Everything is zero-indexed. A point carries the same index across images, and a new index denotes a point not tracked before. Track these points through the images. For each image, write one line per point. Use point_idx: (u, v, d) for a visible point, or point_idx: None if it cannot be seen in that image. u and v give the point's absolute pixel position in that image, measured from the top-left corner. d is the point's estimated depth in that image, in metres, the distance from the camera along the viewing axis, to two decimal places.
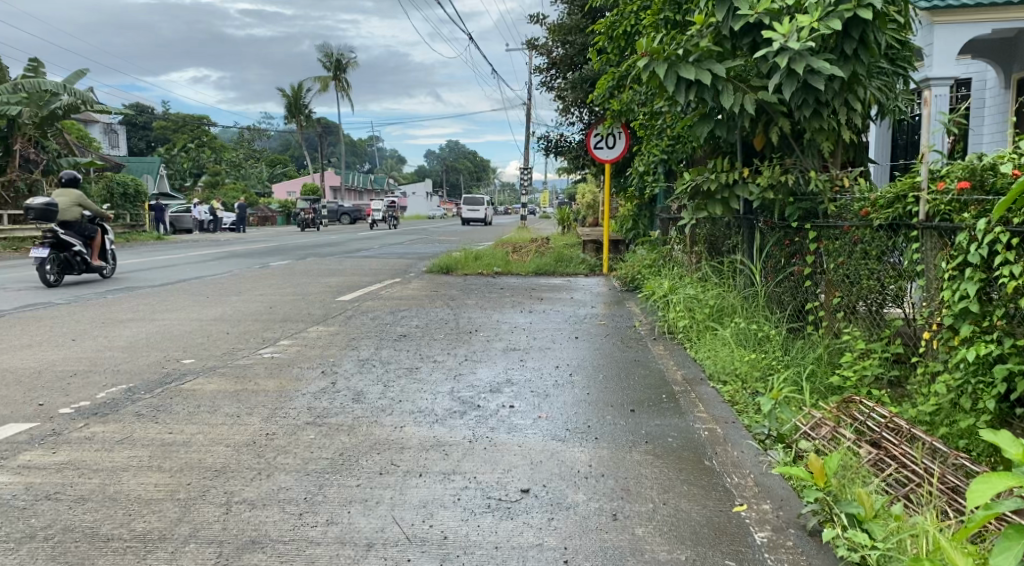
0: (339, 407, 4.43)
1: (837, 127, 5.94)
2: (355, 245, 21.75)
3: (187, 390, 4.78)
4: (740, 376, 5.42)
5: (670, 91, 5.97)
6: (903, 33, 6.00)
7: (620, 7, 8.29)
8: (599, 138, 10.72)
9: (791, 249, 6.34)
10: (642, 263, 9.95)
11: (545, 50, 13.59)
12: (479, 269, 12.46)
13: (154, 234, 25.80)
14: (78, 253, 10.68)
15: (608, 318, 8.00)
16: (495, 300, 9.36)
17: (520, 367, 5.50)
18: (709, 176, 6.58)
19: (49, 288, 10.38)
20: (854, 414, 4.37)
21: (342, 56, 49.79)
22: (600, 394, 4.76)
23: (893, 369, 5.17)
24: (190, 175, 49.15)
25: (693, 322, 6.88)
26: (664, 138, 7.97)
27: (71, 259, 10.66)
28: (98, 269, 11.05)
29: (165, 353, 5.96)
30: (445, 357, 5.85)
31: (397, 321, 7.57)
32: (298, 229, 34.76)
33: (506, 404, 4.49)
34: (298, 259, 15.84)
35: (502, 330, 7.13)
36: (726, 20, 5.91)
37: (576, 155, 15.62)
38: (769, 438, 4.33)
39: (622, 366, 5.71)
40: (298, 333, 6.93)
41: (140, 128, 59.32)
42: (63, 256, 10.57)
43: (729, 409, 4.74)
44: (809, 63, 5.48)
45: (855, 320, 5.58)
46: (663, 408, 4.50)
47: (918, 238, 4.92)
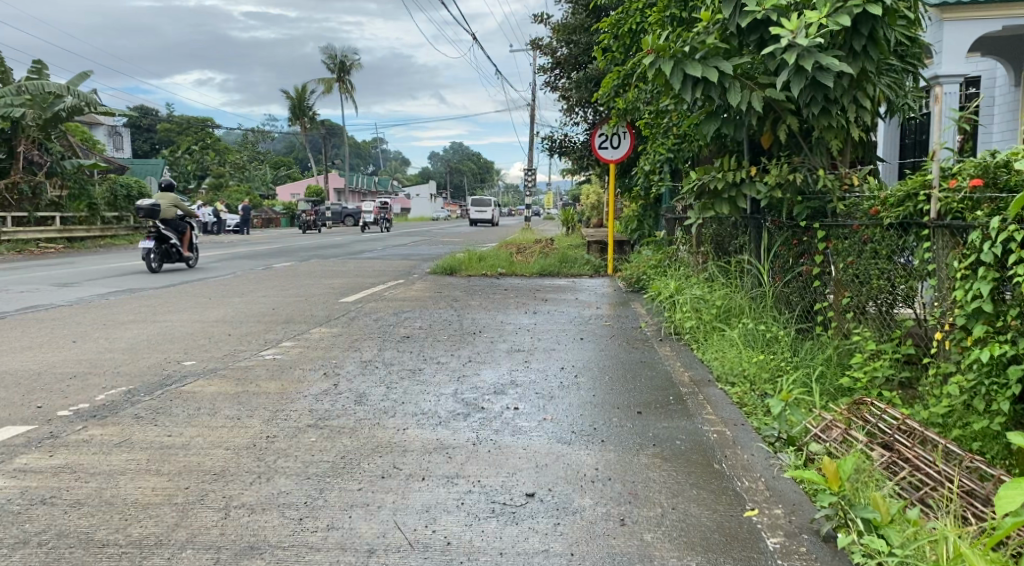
0: (341, 410, 4.36)
1: (846, 124, 5.86)
2: (359, 246, 21.69)
3: (187, 392, 4.72)
4: (749, 378, 5.34)
5: (677, 89, 5.89)
6: (913, 29, 5.92)
7: (626, 5, 8.22)
8: (603, 137, 10.65)
9: (800, 248, 6.26)
10: (648, 263, 9.87)
11: (549, 50, 13.53)
12: (483, 270, 12.39)
13: None
14: (174, 247, 13.24)
15: (613, 319, 7.93)
16: (499, 301, 9.29)
17: (524, 369, 5.42)
18: (716, 175, 6.51)
19: (151, 273, 12.91)
20: (865, 416, 4.29)
21: (346, 58, 49.82)
22: (606, 395, 4.69)
23: (904, 370, 5.08)
24: (195, 177, 49.21)
25: (700, 323, 6.80)
26: (670, 136, 7.89)
27: (168, 250, 13.21)
28: (188, 259, 13.66)
29: (166, 354, 5.90)
30: (449, 359, 5.78)
31: (400, 322, 7.50)
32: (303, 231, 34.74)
33: (510, 406, 4.42)
34: (301, 261, 15.78)
35: (506, 331, 7.05)
36: (733, 16, 5.84)
37: (580, 156, 15.55)
38: (779, 440, 4.25)
39: (628, 367, 5.64)
40: (300, 334, 6.87)
41: (145, 130, 59.44)
42: (162, 247, 13.16)
43: (738, 411, 4.66)
44: (818, 60, 5.40)
45: (864, 320, 5.50)
46: (670, 410, 4.43)
47: (929, 237, 4.83)
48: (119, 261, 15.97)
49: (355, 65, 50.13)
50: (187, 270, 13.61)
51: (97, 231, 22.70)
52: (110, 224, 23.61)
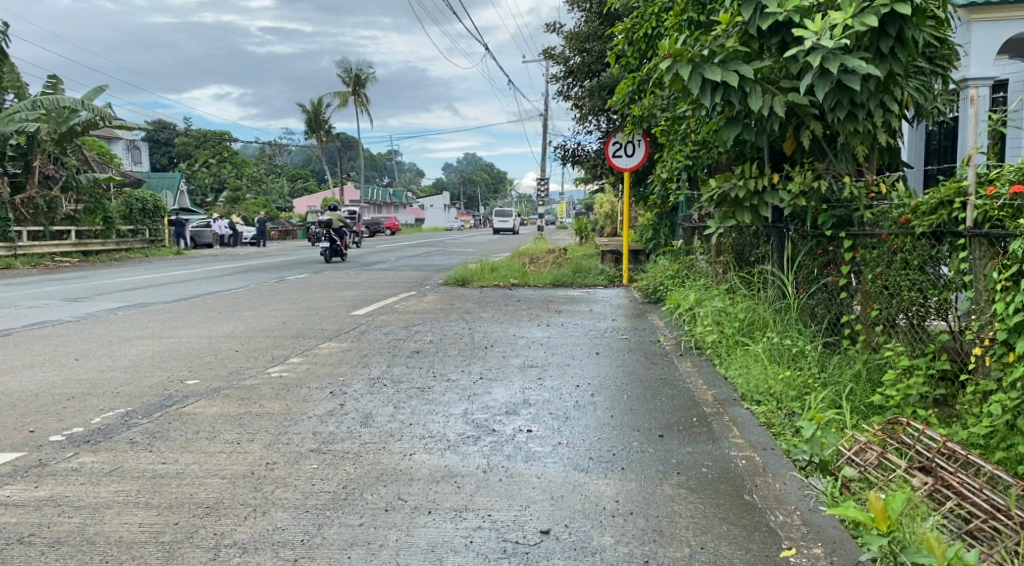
0: (345, 433, 4.15)
1: (873, 129, 5.59)
2: (372, 256, 21.61)
3: (187, 414, 4.53)
4: (775, 396, 5.09)
5: (695, 93, 5.67)
6: (942, 30, 5.66)
7: (641, 9, 8.01)
8: (618, 146, 10.43)
9: (825, 259, 6.00)
10: (665, 273, 9.63)
11: (562, 58, 13.35)
12: (495, 282, 12.18)
13: (173, 248, 25.82)
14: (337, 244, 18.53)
15: (630, 332, 7.68)
16: (511, 313, 9.07)
17: (537, 387, 5.18)
18: (736, 183, 6.26)
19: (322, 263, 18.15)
20: (901, 437, 4.02)
21: (360, 70, 49.97)
22: (624, 417, 4.45)
23: (939, 388, 4.82)
24: (211, 190, 49.45)
25: (722, 337, 6.54)
26: (688, 143, 7.65)
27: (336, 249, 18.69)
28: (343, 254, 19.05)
29: (169, 373, 5.72)
30: (459, 376, 5.54)
31: (411, 337, 7.30)
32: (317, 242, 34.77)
33: (523, 429, 4.19)
34: (314, 272, 15.67)
35: (519, 345, 6.82)
36: (752, 19, 5.61)
37: (594, 165, 15.33)
38: (810, 464, 3.99)
39: (648, 385, 5.39)
40: (308, 350, 6.67)
41: (162, 144, 59.90)
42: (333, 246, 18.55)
43: (765, 432, 4.41)
44: (843, 62, 5.15)
45: (894, 334, 5.24)
46: (694, 433, 4.18)
47: (965, 247, 4.58)
48: (131, 274, 15.91)
49: (369, 77, 50.27)
50: (210, 281, 13.83)
51: (113, 243, 22.75)
52: (125, 237, 23.65)
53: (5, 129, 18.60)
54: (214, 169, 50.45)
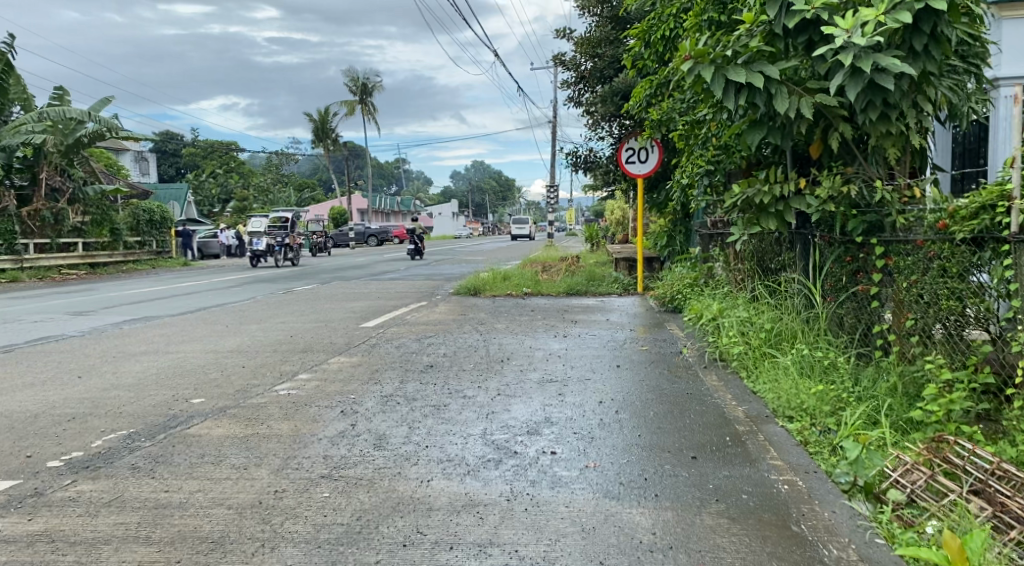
0: (358, 456, 3.92)
1: (906, 131, 5.36)
2: (381, 266, 21.42)
3: (192, 436, 4.32)
4: (808, 412, 4.84)
5: (719, 95, 5.46)
6: (976, 27, 5.40)
7: (658, 10, 7.85)
8: (631, 151, 10.21)
9: (854, 266, 5.73)
10: (683, 281, 9.39)
11: (573, 64, 13.15)
12: (507, 291, 11.97)
13: (181, 260, 25.75)
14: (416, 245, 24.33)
15: (650, 343, 7.44)
16: (526, 324, 8.84)
17: (558, 404, 4.94)
18: (761, 188, 6.02)
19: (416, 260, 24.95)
20: (949, 456, 3.77)
21: (367, 80, 49.94)
22: (653, 436, 4.22)
23: (982, 402, 4.56)
24: (219, 201, 49.50)
25: (748, 349, 6.29)
26: (709, 147, 7.43)
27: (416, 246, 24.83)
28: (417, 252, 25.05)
29: (174, 391, 5.51)
30: (476, 392, 5.31)
31: (424, 350, 7.08)
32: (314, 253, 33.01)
33: (547, 450, 3.96)
34: (323, 283, 15.50)
35: (537, 358, 6.58)
36: (778, 17, 5.40)
37: (606, 171, 15.09)
38: (853, 487, 3.77)
39: (674, 400, 5.15)
40: (318, 366, 6.45)
41: (171, 155, 60.11)
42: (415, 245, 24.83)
43: (803, 453, 4.17)
44: (876, 60, 4.92)
45: (932, 345, 4.93)
46: (729, 454, 3.94)
47: (1011, 253, 4.37)
48: (138, 287, 15.77)
49: (377, 86, 50.28)
50: (218, 293, 13.66)
51: (121, 255, 22.67)
52: (132, 249, 23.60)
53: (11, 141, 18.54)
54: (222, 179, 50.54)
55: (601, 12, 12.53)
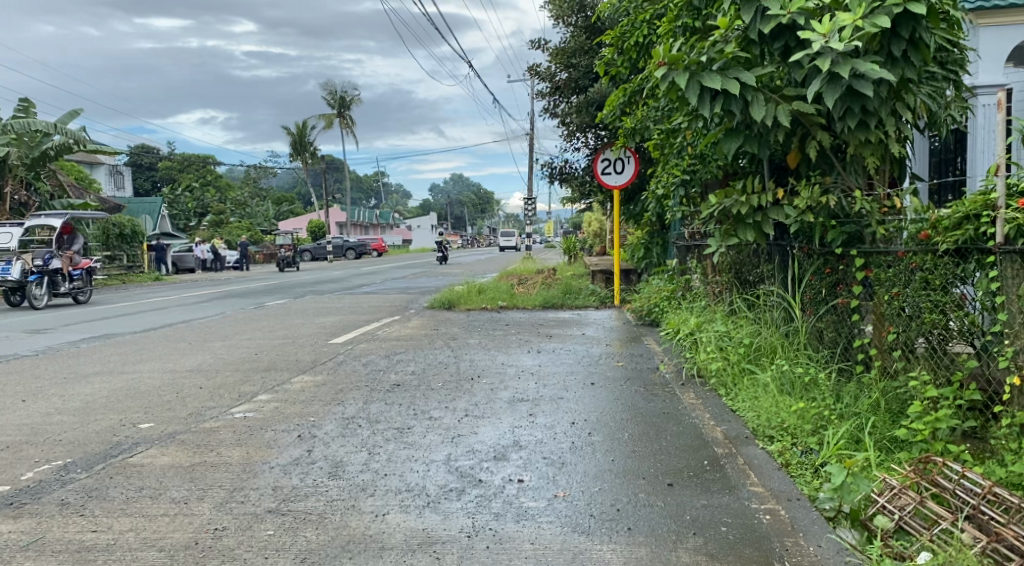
0: (310, 488, 3.67)
1: (885, 139, 5.16)
2: (357, 279, 21.08)
3: (133, 466, 4.03)
4: (789, 432, 4.62)
5: (694, 103, 5.27)
6: (955, 33, 5.26)
7: (631, 16, 7.72)
8: (606, 162, 10.03)
9: (833, 278, 5.54)
10: (659, 294, 9.19)
11: (548, 74, 12.96)
12: (482, 304, 11.73)
13: (152, 274, 25.23)
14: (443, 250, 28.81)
15: (627, 359, 7.22)
16: (499, 339, 8.59)
17: (528, 425, 4.68)
18: (738, 199, 5.84)
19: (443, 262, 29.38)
20: (937, 480, 3.60)
21: (345, 93, 49.66)
22: (628, 461, 3.98)
23: (968, 420, 4.37)
24: (195, 214, 48.81)
25: (726, 365, 6.07)
26: (685, 156, 7.24)
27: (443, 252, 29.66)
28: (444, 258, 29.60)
29: (123, 416, 5.19)
30: (443, 414, 5.04)
31: (392, 368, 6.79)
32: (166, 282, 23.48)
33: (514, 478, 3.71)
34: (295, 297, 15.14)
35: (508, 376, 6.31)
36: (753, 22, 5.24)
37: (583, 183, 14.92)
38: (839, 513, 3.58)
39: (650, 421, 4.92)
40: (279, 386, 6.13)
41: (145, 168, 59.30)
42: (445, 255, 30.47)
43: (785, 477, 3.94)
44: (854, 66, 4.76)
45: (915, 361, 4.76)
46: (707, 480, 3.72)
47: (996, 264, 4.20)
48: (105, 303, 15.33)
49: (354, 99, 50.00)
50: (185, 309, 13.25)
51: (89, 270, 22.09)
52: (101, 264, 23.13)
53: None
54: (197, 193, 49.82)
55: (576, 22, 12.43)
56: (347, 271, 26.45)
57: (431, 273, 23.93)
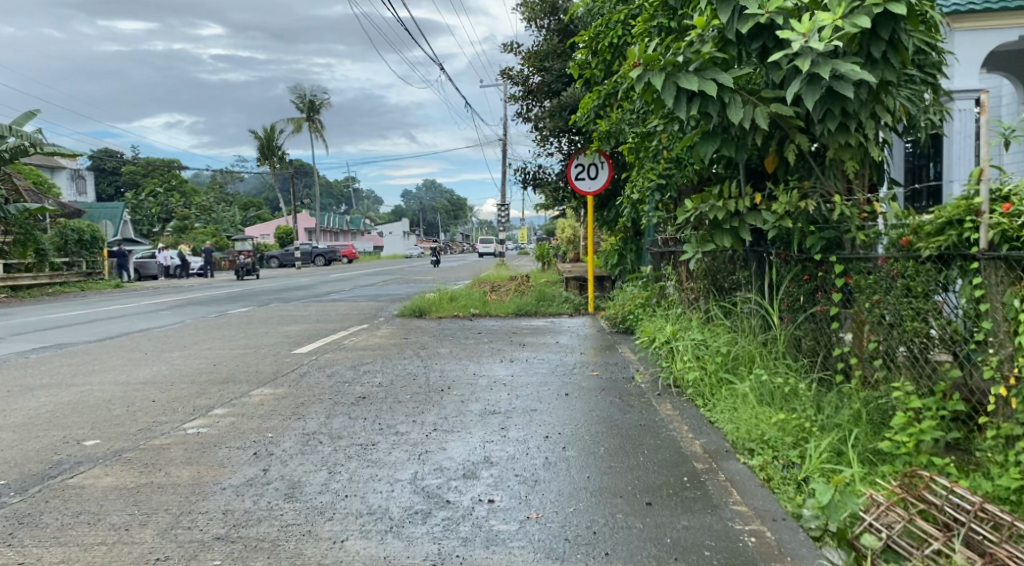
0: (264, 511, 3.41)
1: (864, 142, 5.04)
2: (325, 286, 20.68)
3: (71, 489, 3.74)
4: (769, 444, 4.45)
5: (670, 104, 5.12)
6: (933, 35, 5.16)
7: (605, 17, 7.59)
8: (579, 167, 9.87)
9: (812, 285, 5.40)
10: (634, 301, 9.04)
11: (520, 78, 12.80)
12: (454, 312, 11.49)
13: (114, 281, 24.59)
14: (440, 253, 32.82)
15: (601, 368, 7.04)
16: (471, 347, 8.36)
17: (500, 440, 4.46)
18: (714, 204, 5.68)
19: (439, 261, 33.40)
20: (925, 496, 3.45)
21: (315, 97, 49.11)
22: (604, 479, 3.77)
23: (952, 431, 4.23)
24: (161, 220, 47.92)
25: (704, 374, 5.90)
26: (660, 161, 7.09)
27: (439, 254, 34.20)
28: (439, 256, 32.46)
29: (67, 432, 4.88)
30: (410, 428, 4.80)
31: (358, 379, 6.52)
32: (127, 289, 22.74)
33: (484, 499, 3.48)
34: (260, 305, 14.74)
35: (480, 387, 6.08)
36: (730, 22, 5.11)
37: (556, 189, 14.75)
38: (825, 533, 3.40)
39: (627, 434, 4.72)
40: (237, 399, 5.83)
41: (109, 173, 58.14)
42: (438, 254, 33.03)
43: (768, 495, 3.75)
44: (834, 66, 4.62)
45: (896, 370, 4.63)
46: (687, 498, 3.54)
47: (979, 270, 4.08)
48: (61, 311, 14.82)
49: (325, 104, 49.48)
50: (144, 317, 12.80)
51: (46, 277, 21.44)
52: (60, 270, 22.48)
53: None
54: (162, 198, 48.85)
55: (549, 24, 12.33)
56: (316, 278, 26.09)
57: (402, 280, 23.66)
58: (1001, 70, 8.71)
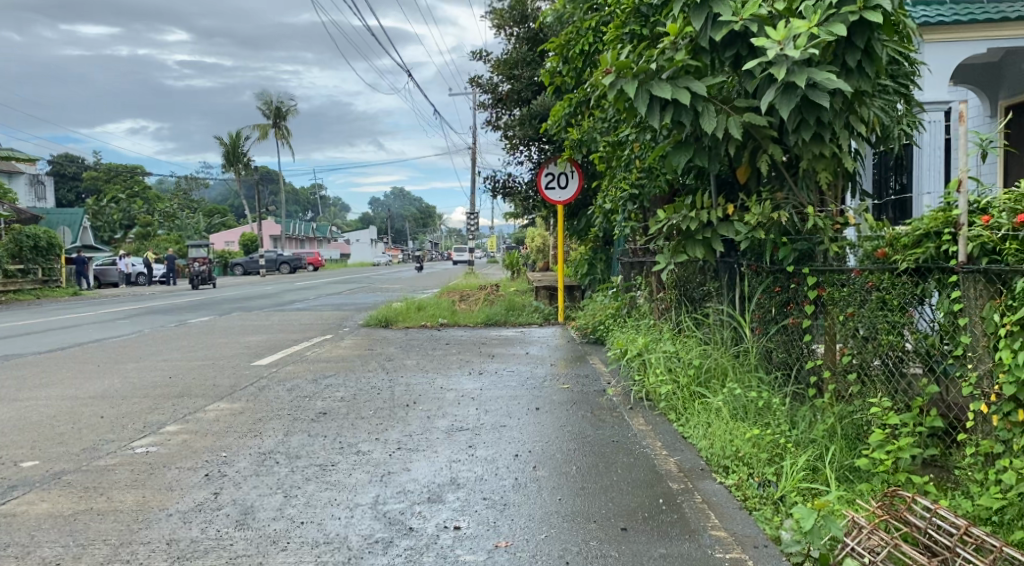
0: (213, 540, 3.17)
1: (838, 153, 4.94)
2: (290, 295, 20.27)
3: (2, 517, 3.46)
4: (744, 461, 4.30)
5: (642, 112, 4.98)
6: (907, 44, 5.10)
7: (577, 23, 7.48)
8: (550, 176, 9.71)
9: (784, 297, 5.26)
10: (605, 311, 8.89)
11: (490, 86, 12.66)
12: (421, 321, 11.25)
13: (71, 289, 23.86)
14: None
15: (571, 381, 6.86)
16: (438, 359, 8.14)
17: (467, 460, 4.26)
18: (687, 214, 5.54)
19: None
20: (907, 518, 3.35)
21: (281, 103, 48.53)
22: (576, 501, 3.62)
23: (929, 447, 4.12)
24: (121, 226, 46.86)
25: (675, 388, 5.75)
26: (632, 170, 6.97)
27: None
28: None
29: (4, 453, 4.56)
30: (373, 447, 4.57)
31: (319, 393, 6.26)
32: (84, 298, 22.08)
33: (449, 526, 3.30)
34: (222, 314, 14.32)
35: (447, 402, 5.87)
36: (704, 29, 5.00)
37: (526, 198, 14.61)
38: (807, 559, 3.25)
39: (598, 452, 4.54)
40: (190, 416, 5.53)
41: (69, 178, 56.78)
42: None
43: (747, 519, 3.61)
44: (810, 75, 4.51)
45: (869, 385, 4.51)
46: (664, 524, 3.42)
47: (957, 284, 3.98)
48: (11, 319, 14.24)
49: (292, 111, 48.89)
50: (99, 327, 12.34)
51: None
52: (13, 278, 21.77)
53: None
54: (124, 204, 47.75)
55: (518, 33, 12.13)
56: (281, 286, 25.63)
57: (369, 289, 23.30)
58: (970, 83, 8.81)
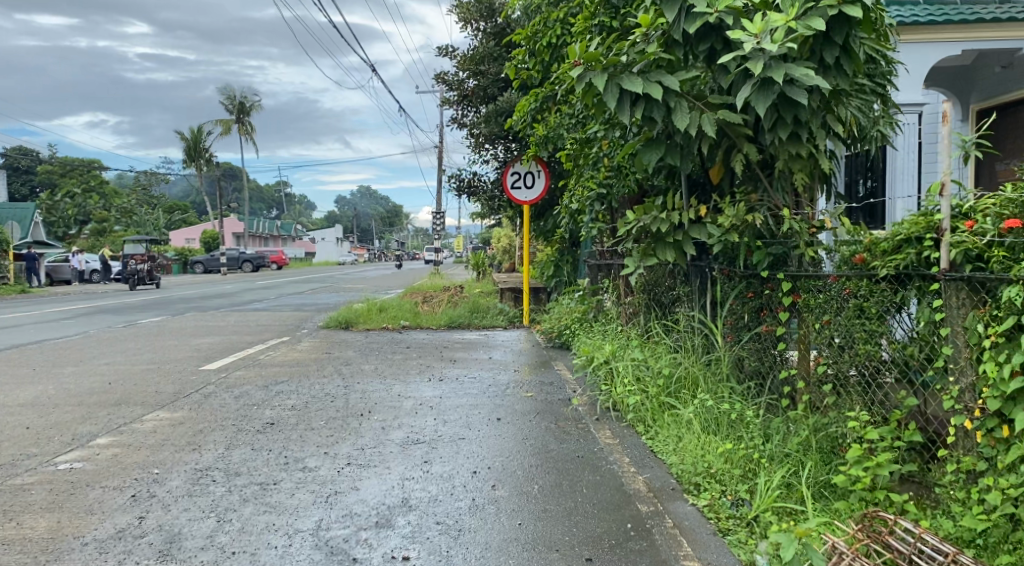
0: None
1: (815, 153, 4.73)
2: (249, 295, 19.68)
3: None
4: (716, 478, 4.05)
5: (612, 107, 4.71)
6: (885, 42, 4.91)
7: (544, 15, 7.23)
8: (515, 176, 9.43)
9: (757, 303, 5.03)
10: (570, 315, 8.62)
11: (455, 82, 12.35)
12: (382, 323, 10.90)
13: (18, 286, 22.94)
14: None
15: (535, 388, 6.58)
16: (397, 364, 7.81)
17: (421, 478, 3.95)
18: (657, 215, 5.27)
19: None
20: (889, 542, 3.13)
21: (244, 98, 47.55)
22: (537, 527, 3.34)
23: (908, 463, 3.90)
24: (76, 221, 45.49)
25: (644, 399, 5.50)
26: (599, 168, 6.71)
27: None
28: None
29: None
30: (320, 462, 4.24)
31: (268, 402, 5.89)
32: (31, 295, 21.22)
33: (396, 556, 3.02)
34: (174, 314, 13.77)
35: (404, 411, 5.54)
36: (677, 21, 4.75)
37: (491, 197, 14.31)
38: None
39: (562, 469, 4.26)
40: (125, 426, 5.13)
41: (22, 171, 55.03)
42: None
43: (720, 544, 3.35)
44: (787, 71, 4.28)
45: (846, 397, 4.29)
46: (631, 553, 3.18)
47: (937, 292, 3.78)
48: None
49: (255, 106, 47.91)
50: (41, 327, 11.73)
51: None
52: None
53: None
54: (80, 199, 46.34)
55: (484, 28, 11.84)
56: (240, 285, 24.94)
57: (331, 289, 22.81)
58: (942, 87, 8.76)
